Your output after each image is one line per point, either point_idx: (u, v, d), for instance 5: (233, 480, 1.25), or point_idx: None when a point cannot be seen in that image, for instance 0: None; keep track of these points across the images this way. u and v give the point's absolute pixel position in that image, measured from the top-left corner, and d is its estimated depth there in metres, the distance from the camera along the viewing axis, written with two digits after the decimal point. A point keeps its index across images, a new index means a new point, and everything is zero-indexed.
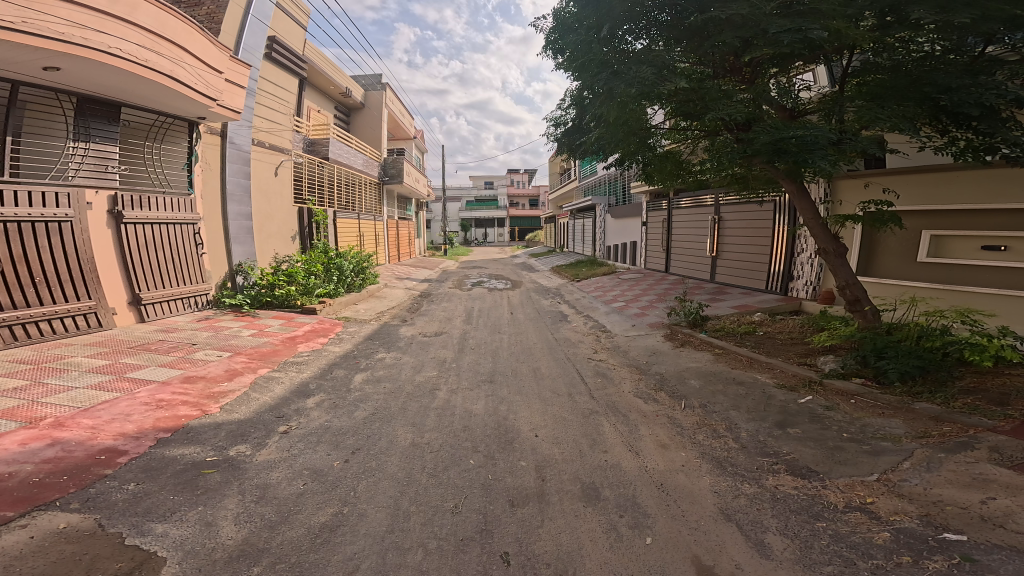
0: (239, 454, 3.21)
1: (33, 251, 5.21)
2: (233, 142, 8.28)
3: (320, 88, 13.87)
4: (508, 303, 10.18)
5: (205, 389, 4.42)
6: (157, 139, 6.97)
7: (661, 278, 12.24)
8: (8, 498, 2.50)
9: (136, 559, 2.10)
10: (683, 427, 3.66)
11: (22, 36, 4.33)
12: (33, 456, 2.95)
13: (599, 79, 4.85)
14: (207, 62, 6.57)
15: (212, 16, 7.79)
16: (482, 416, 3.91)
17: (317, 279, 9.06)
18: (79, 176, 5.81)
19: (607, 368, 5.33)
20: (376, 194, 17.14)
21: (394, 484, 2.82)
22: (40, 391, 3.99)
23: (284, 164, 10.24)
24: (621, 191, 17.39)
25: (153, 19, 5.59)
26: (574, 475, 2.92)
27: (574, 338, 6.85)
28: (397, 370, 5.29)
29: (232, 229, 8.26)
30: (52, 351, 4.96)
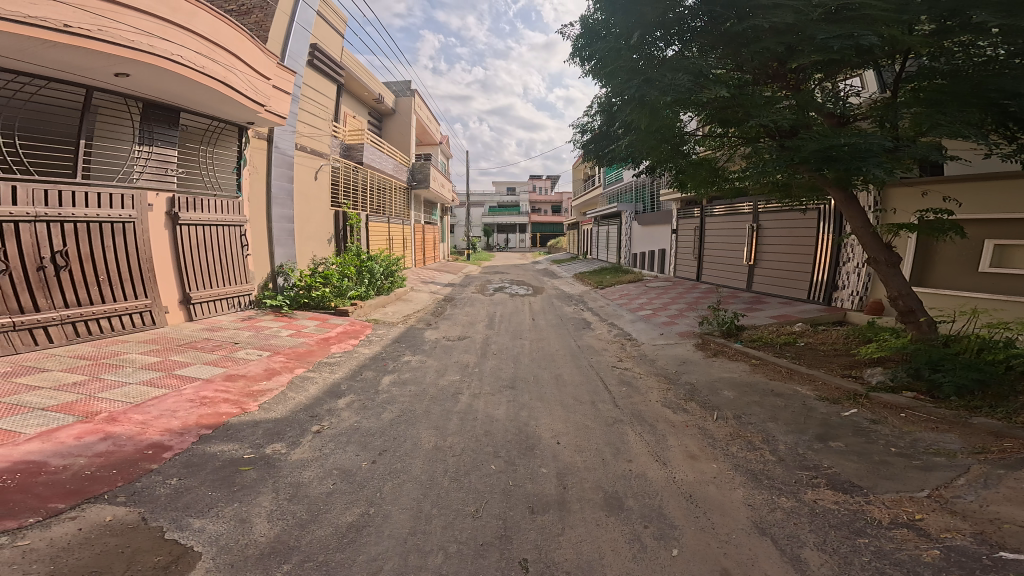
0: (275, 453, 3.29)
1: (99, 251, 5.49)
2: (278, 147, 8.55)
3: (355, 94, 14.16)
4: (529, 309, 10.19)
5: (245, 388, 4.55)
6: (211, 143, 7.25)
7: (691, 287, 12.04)
8: (61, 491, 2.62)
9: (173, 554, 2.18)
10: (715, 439, 3.58)
11: (97, 43, 4.57)
12: (87, 450, 3.09)
13: (630, 85, 4.77)
14: (255, 68, 6.80)
15: (260, 24, 8.06)
16: (503, 421, 3.90)
17: (350, 281, 9.26)
18: (140, 180, 6.11)
19: (633, 377, 5.26)
20: (404, 199, 17.36)
21: (417, 486, 2.85)
22: (97, 386, 4.19)
23: (323, 169, 10.51)
24: (649, 198, 17.19)
25: (209, 27, 5.82)
26: (596, 484, 2.89)
27: (598, 346, 6.78)
28: (422, 373, 5.35)
29: (275, 232, 8.53)
30: (110, 348, 5.22)
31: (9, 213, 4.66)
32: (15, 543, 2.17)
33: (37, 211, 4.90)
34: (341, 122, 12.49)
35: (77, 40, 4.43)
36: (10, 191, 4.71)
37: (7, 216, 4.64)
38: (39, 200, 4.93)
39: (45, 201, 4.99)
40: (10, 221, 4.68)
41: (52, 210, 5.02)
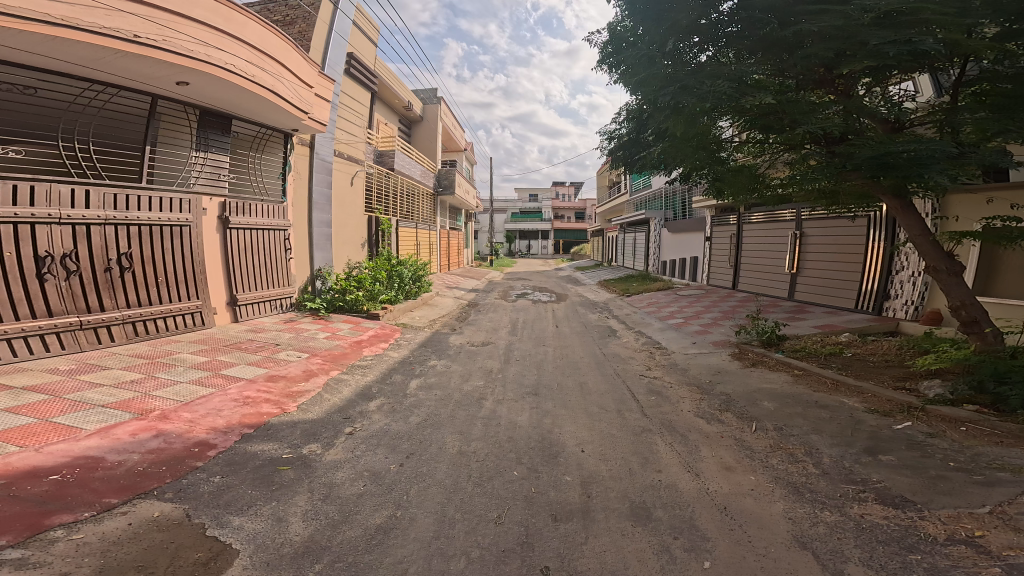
0: (311, 453, 3.37)
1: (158, 253, 5.79)
2: (319, 153, 8.78)
3: (386, 102, 14.45)
4: (552, 316, 10.14)
5: (285, 388, 4.68)
6: (259, 149, 7.56)
7: (725, 296, 11.76)
8: (115, 486, 2.75)
9: (213, 550, 2.24)
10: (753, 450, 3.48)
11: (162, 52, 4.81)
12: (140, 447, 3.23)
13: (665, 91, 4.72)
14: (299, 76, 7.03)
15: (304, 33, 8.35)
16: (528, 427, 3.90)
17: (382, 285, 9.41)
18: (197, 185, 6.41)
19: (663, 386, 5.16)
20: (431, 204, 17.55)
21: (442, 490, 2.86)
22: (151, 384, 4.38)
23: (359, 174, 10.74)
24: (680, 206, 16.95)
25: (259, 37, 6.05)
26: (622, 493, 2.85)
27: (625, 354, 6.69)
28: (447, 377, 5.40)
29: (316, 236, 8.76)
30: (164, 348, 5.46)
31: (82, 216, 4.97)
32: (71, 536, 2.27)
33: (107, 214, 5.21)
34: (374, 129, 12.75)
35: (144, 49, 4.67)
36: (83, 194, 5.03)
37: (80, 220, 4.96)
38: (108, 203, 5.25)
39: (114, 205, 5.31)
40: (82, 224, 5.00)
41: (120, 213, 5.34)
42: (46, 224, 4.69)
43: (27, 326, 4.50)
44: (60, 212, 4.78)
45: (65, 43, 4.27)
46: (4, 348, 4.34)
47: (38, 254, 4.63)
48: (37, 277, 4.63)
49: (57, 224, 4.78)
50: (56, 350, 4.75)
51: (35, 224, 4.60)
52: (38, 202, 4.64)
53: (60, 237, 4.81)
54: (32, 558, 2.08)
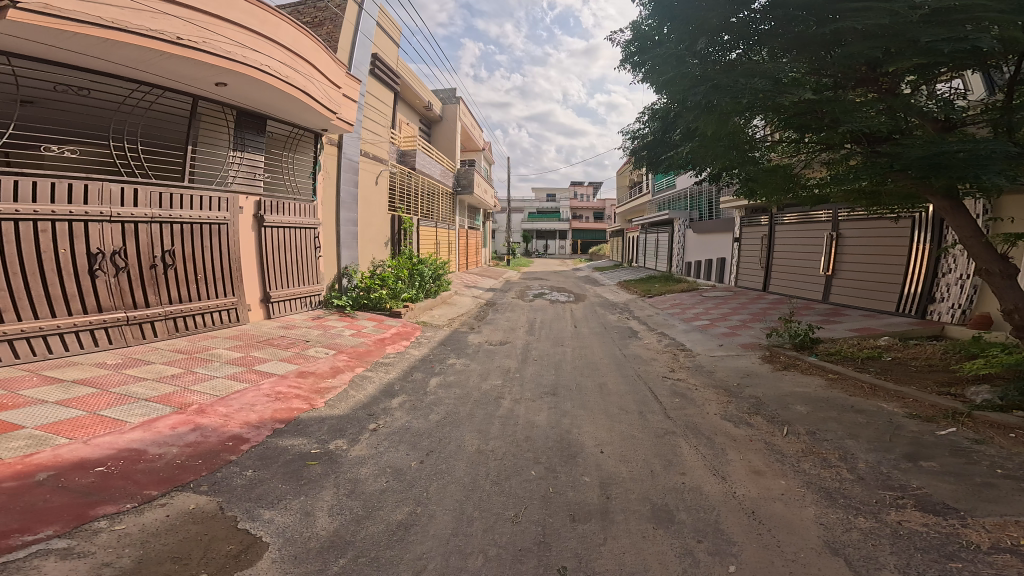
0: (337, 449, 3.43)
1: (198, 250, 5.98)
2: (347, 153, 8.91)
3: (408, 102, 14.59)
4: (571, 316, 10.10)
5: (314, 384, 4.78)
6: (292, 149, 7.70)
7: (756, 297, 11.54)
8: (155, 478, 2.86)
9: (244, 543, 2.30)
10: (783, 454, 3.40)
11: (201, 54, 4.95)
12: (178, 440, 3.35)
13: (695, 91, 4.67)
14: (329, 77, 7.16)
15: (332, 34, 8.49)
16: (545, 427, 3.89)
17: (404, 283, 9.50)
18: (234, 185, 6.59)
19: (686, 389, 5.09)
20: (450, 204, 17.65)
21: (461, 488, 2.88)
22: (190, 378, 4.53)
23: (383, 174, 10.86)
24: (707, 207, 16.70)
25: (292, 39, 6.17)
26: (642, 495, 2.82)
27: (647, 355, 6.62)
28: (466, 376, 5.43)
29: (343, 235, 8.92)
30: (201, 343, 5.64)
31: (130, 214, 5.18)
32: (114, 527, 2.36)
33: (153, 212, 5.42)
34: (397, 129, 12.87)
35: (184, 51, 4.81)
36: (131, 193, 5.23)
37: (128, 217, 5.17)
38: (154, 202, 5.45)
39: (160, 204, 5.52)
40: (130, 222, 5.21)
41: (165, 212, 5.54)
42: (98, 221, 4.90)
43: (78, 321, 4.70)
44: (110, 210, 4.99)
45: (117, 45, 4.43)
46: (57, 342, 4.55)
47: (90, 252, 4.84)
48: (89, 274, 4.84)
49: (107, 222, 4.99)
50: (104, 345, 4.95)
51: (87, 222, 4.81)
52: (89, 199, 4.84)
53: (111, 234, 5.02)
54: (78, 547, 2.17)
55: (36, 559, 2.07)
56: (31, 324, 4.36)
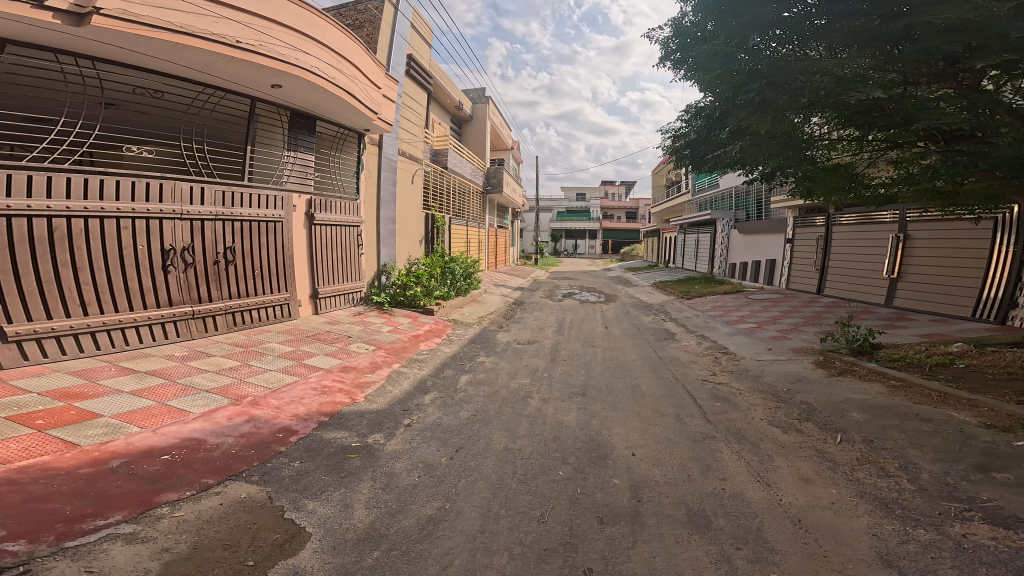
0: (375, 442, 3.50)
1: (257, 247, 6.24)
2: (386, 152, 9.07)
3: (440, 102, 14.74)
4: (601, 317, 9.99)
5: (356, 378, 4.91)
6: (338, 149, 7.89)
7: (809, 300, 11.17)
8: (212, 467, 3.00)
9: (289, 532, 2.38)
10: (836, 462, 3.28)
11: (257, 57, 5.13)
12: (234, 431, 3.51)
13: (749, 89, 4.57)
14: (369, 78, 7.30)
15: (371, 36, 8.66)
16: (574, 428, 3.86)
17: (436, 281, 9.61)
18: (289, 184, 6.82)
19: (728, 393, 4.97)
20: (480, 202, 17.71)
21: (488, 486, 2.90)
22: (246, 371, 4.74)
23: (418, 173, 10.99)
24: (754, 206, 16.24)
25: (339, 42, 6.32)
26: (677, 500, 2.77)
27: (685, 358, 6.49)
28: (495, 374, 5.45)
29: (382, 233, 9.10)
30: (257, 337, 5.89)
31: (198, 212, 5.45)
32: (173, 513, 2.48)
33: (218, 211, 5.68)
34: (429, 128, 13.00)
35: (242, 54, 4.99)
36: (200, 192, 5.50)
37: (197, 216, 5.44)
38: (220, 200, 5.71)
39: (224, 202, 5.77)
40: (198, 220, 5.48)
41: (228, 209, 5.79)
42: (171, 219, 5.19)
43: (151, 315, 5.01)
44: (181, 209, 5.27)
45: (185, 49, 4.66)
46: (132, 334, 4.87)
47: (164, 248, 5.13)
48: (162, 269, 5.13)
49: (178, 219, 5.27)
50: (172, 337, 5.25)
51: (161, 219, 5.09)
52: (161, 198, 5.12)
53: (182, 231, 5.31)
54: (142, 533, 2.30)
55: (105, 542, 2.19)
56: (110, 317, 4.67)
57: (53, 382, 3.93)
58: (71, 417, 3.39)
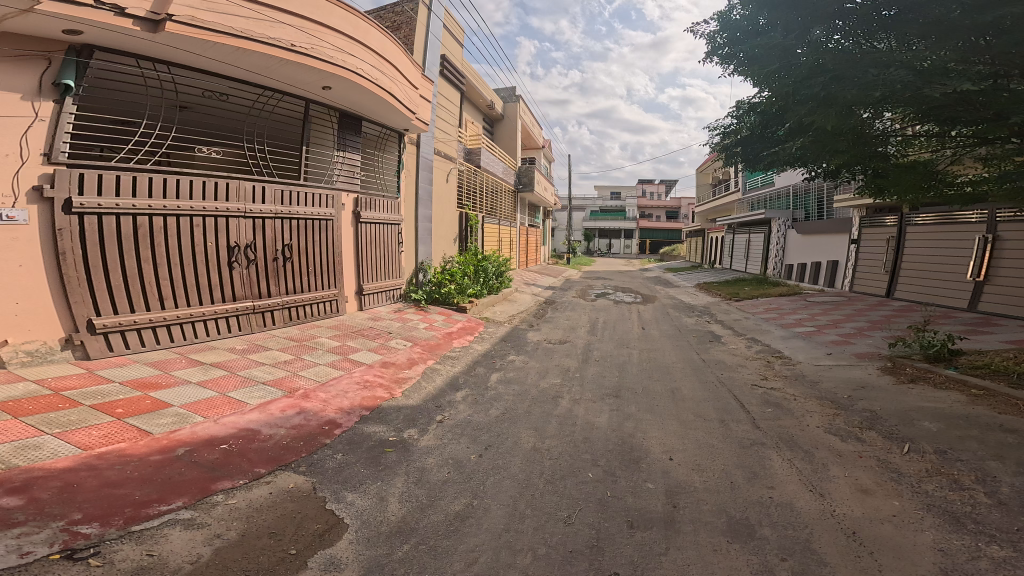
0: (409, 437, 3.57)
1: (310, 245, 6.46)
2: (423, 151, 9.20)
3: (472, 102, 14.83)
4: (638, 318, 9.82)
5: (394, 374, 5.01)
6: (380, 149, 8.05)
7: (881, 303, 10.63)
8: (264, 457, 3.13)
9: (329, 523, 2.46)
10: (902, 473, 3.11)
11: (309, 59, 5.29)
12: (286, 422, 3.65)
13: (811, 84, 4.44)
14: (408, 79, 7.43)
15: (408, 37, 8.80)
16: (605, 430, 3.82)
17: (469, 279, 9.67)
18: (339, 183, 7.01)
19: (779, 398, 4.79)
20: (512, 200, 17.72)
21: (515, 484, 2.90)
22: (298, 365, 4.92)
23: (452, 172, 11.08)
24: (816, 205, 15.57)
25: (381, 44, 6.45)
26: (715, 506, 2.70)
27: (732, 361, 6.31)
28: (525, 373, 5.45)
29: (420, 231, 9.24)
30: (310, 332, 6.10)
31: (260, 211, 5.71)
32: (228, 501, 2.61)
33: (278, 209, 5.92)
34: (463, 128, 13.10)
35: (295, 57, 5.15)
36: (261, 192, 5.76)
37: (260, 214, 5.70)
38: (279, 199, 5.95)
39: (283, 201, 6.01)
40: (260, 218, 5.74)
41: (287, 208, 6.03)
42: (235, 217, 5.45)
43: (219, 310, 5.30)
44: (245, 208, 5.53)
45: (244, 53, 4.85)
46: (201, 327, 5.16)
47: (229, 245, 5.41)
48: (227, 265, 5.40)
49: (241, 217, 5.52)
50: (236, 331, 5.52)
51: (226, 217, 5.37)
52: (227, 197, 5.38)
53: (245, 229, 5.57)
54: (198, 519, 2.42)
55: (166, 527, 2.33)
56: (183, 311, 4.98)
57: (132, 372, 4.21)
58: (147, 406, 3.62)
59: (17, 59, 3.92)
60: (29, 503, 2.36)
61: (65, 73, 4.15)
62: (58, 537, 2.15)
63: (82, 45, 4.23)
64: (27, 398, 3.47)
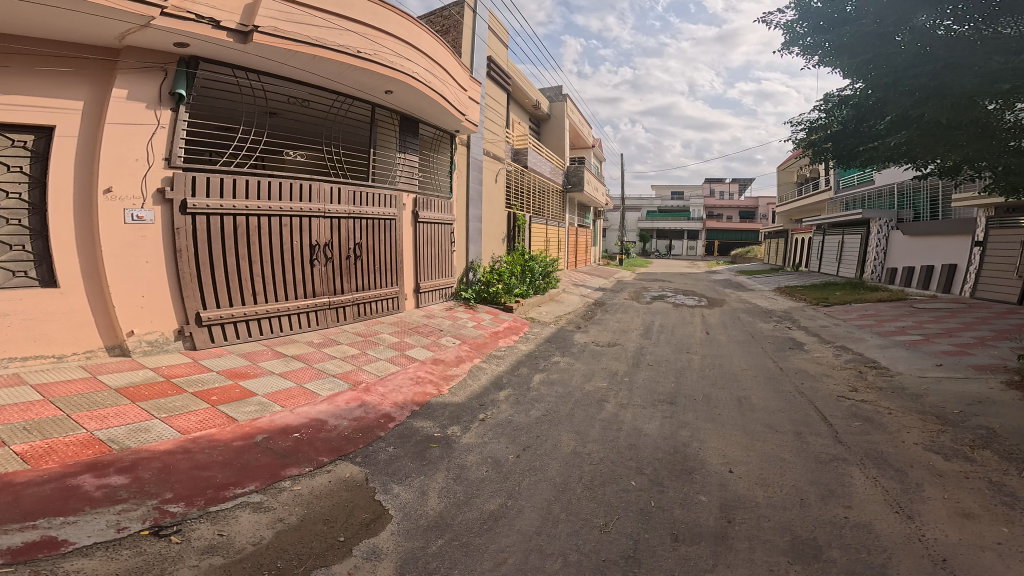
0: (452, 434, 3.62)
1: (377, 243, 6.70)
2: (473, 150, 9.30)
3: (519, 102, 14.84)
4: (702, 322, 9.47)
5: (442, 371, 5.09)
6: (435, 150, 8.22)
7: (1011, 311, 9.60)
8: (328, 446, 3.28)
9: (376, 513, 2.54)
10: (1015, 497, 2.82)
11: (373, 65, 5.49)
12: (348, 414, 3.81)
13: (920, 72, 4.22)
14: (457, 81, 7.57)
15: (455, 41, 8.93)
16: (655, 437, 3.72)
17: (516, 279, 9.67)
18: (401, 183, 7.22)
19: (871, 410, 4.46)
20: (560, 200, 17.61)
21: (551, 487, 2.88)
22: (362, 359, 5.12)
23: (501, 172, 11.13)
24: (926, 204, 14.40)
25: (433, 48, 6.61)
26: (775, 524, 2.56)
27: (816, 371, 5.94)
28: (570, 375, 5.39)
29: (471, 230, 9.34)
30: (373, 328, 6.32)
31: (337, 212, 5.99)
32: (294, 487, 2.75)
33: (352, 210, 6.20)
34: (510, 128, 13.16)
35: (359, 63, 5.36)
36: (338, 193, 6.04)
37: (337, 214, 5.99)
38: (352, 200, 6.23)
39: (356, 201, 6.29)
40: (337, 218, 6.02)
41: (358, 208, 6.30)
42: (316, 217, 5.75)
43: (301, 305, 5.59)
44: (326, 208, 5.83)
45: (320, 61, 5.10)
46: (286, 321, 5.48)
47: (312, 244, 5.71)
48: (309, 263, 5.71)
49: (320, 217, 5.80)
50: (315, 325, 5.82)
51: (309, 218, 5.66)
52: (311, 198, 5.68)
53: (324, 228, 5.85)
54: (266, 503, 2.57)
55: (237, 509, 2.48)
56: (272, 306, 5.29)
57: (227, 362, 4.55)
58: (236, 395, 3.88)
59: (140, 71, 4.33)
60: (133, 482, 2.60)
61: (179, 83, 4.55)
62: (150, 514, 2.35)
63: (190, 57, 4.61)
64: (144, 384, 3.85)
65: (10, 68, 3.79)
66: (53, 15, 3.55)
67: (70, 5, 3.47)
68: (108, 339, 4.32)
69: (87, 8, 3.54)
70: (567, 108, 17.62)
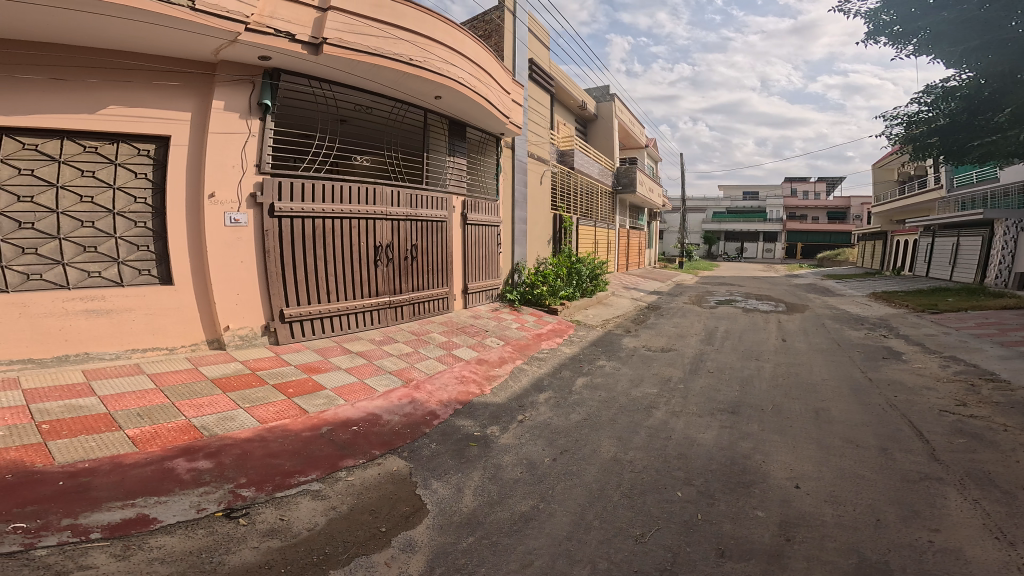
0: (491, 434, 3.64)
1: (430, 245, 6.86)
2: (518, 152, 9.32)
3: (563, 104, 14.74)
4: (777, 329, 8.99)
5: (485, 371, 5.14)
6: (481, 154, 8.32)
7: None
8: (379, 440, 3.39)
9: (415, 506, 2.59)
10: None
11: (424, 72, 5.63)
12: (401, 410, 3.92)
13: None
14: (501, 84, 7.63)
15: (499, 45, 8.98)
16: (709, 447, 3.59)
17: (561, 280, 9.59)
18: (451, 186, 7.36)
19: (979, 428, 4.04)
20: (610, 201, 17.35)
21: (586, 493, 2.84)
22: (413, 357, 5.25)
23: (546, 173, 11.10)
24: None
25: (477, 54, 6.71)
26: (839, 544, 2.40)
27: (914, 384, 5.47)
28: (615, 380, 5.29)
29: (516, 231, 9.38)
30: (423, 327, 6.47)
31: (398, 214, 6.19)
32: (349, 477, 2.86)
33: (410, 212, 6.39)
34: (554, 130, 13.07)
35: (412, 70, 5.50)
36: (399, 195, 6.24)
37: (398, 216, 6.18)
38: (409, 202, 6.42)
39: (412, 203, 6.47)
40: (398, 220, 6.22)
41: (414, 210, 6.48)
42: (381, 219, 5.97)
43: (367, 304, 5.81)
44: (388, 211, 6.04)
45: (378, 69, 5.29)
46: (354, 319, 5.70)
47: (378, 245, 5.94)
48: (374, 263, 5.93)
49: (384, 219, 6.01)
50: (378, 323, 6.03)
51: (375, 220, 5.89)
52: (376, 201, 5.90)
53: (387, 230, 6.06)
54: (323, 491, 2.69)
55: (298, 495, 2.61)
56: (342, 305, 5.52)
57: (302, 356, 4.81)
58: (310, 387, 4.09)
59: (233, 84, 4.65)
60: (216, 466, 2.79)
61: (266, 95, 4.85)
62: (225, 497, 2.51)
63: (274, 68, 4.89)
64: (234, 375, 4.14)
65: (133, 82, 4.18)
66: (150, 34, 3.87)
67: (170, 24, 3.77)
68: (210, 333, 4.68)
69: (188, 26, 3.85)
70: (614, 108, 17.30)
